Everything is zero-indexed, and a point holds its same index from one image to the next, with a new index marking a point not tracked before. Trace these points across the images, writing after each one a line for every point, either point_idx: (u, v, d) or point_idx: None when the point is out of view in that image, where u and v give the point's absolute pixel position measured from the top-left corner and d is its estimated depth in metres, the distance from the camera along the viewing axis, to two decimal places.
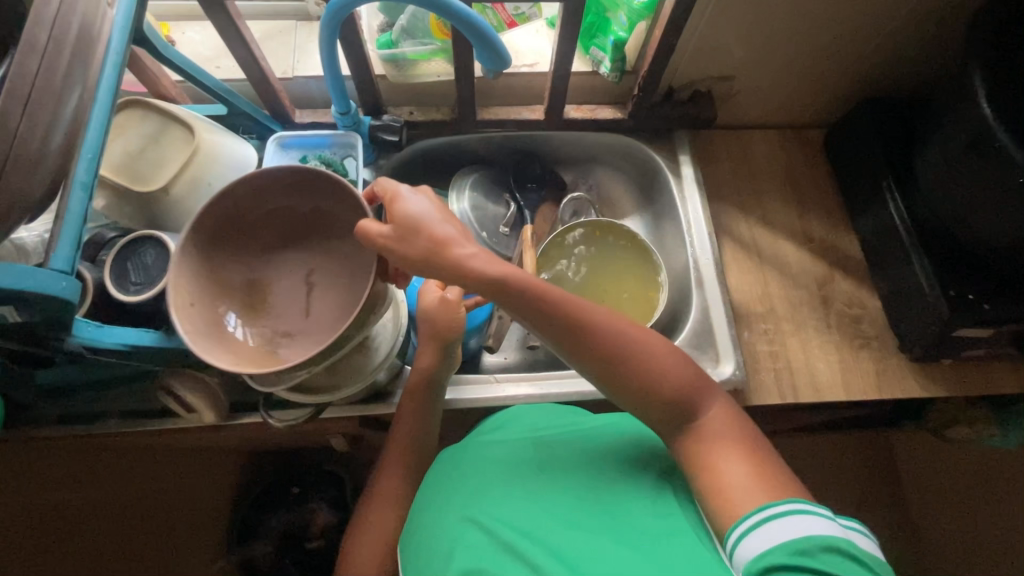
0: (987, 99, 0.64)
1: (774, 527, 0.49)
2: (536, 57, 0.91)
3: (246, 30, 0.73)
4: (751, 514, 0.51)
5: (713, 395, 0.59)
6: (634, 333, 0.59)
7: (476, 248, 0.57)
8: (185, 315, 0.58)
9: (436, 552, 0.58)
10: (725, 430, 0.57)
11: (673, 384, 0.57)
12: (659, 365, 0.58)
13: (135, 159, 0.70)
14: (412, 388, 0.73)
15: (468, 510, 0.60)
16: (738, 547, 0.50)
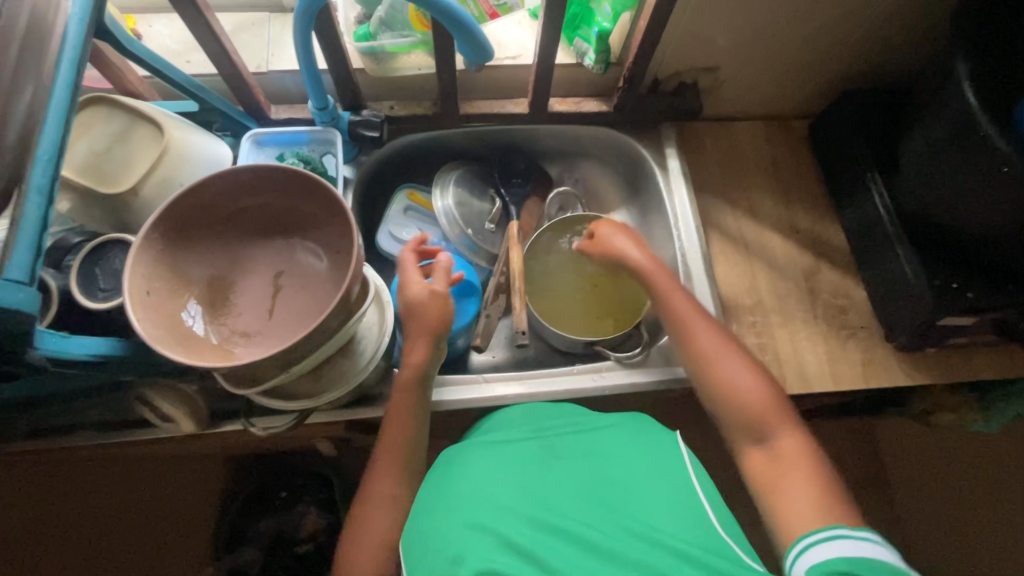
0: (972, 88, 0.64)
1: (837, 546, 0.52)
2: (519, 49, 0.88)
3: (216, 22, 0.70)
4: (818, 531, 0.54)
5: (789, 425, 0.64)
6: (728, 352, 0.70)
7: (640, 254, 0.79)
8: (139, 304, 0.56)
9: (440, 556, 0.55)
10: (799, 458, 0.61)
11: (749, 399, 0.65)
12: (745, 382, 0.67)
13: (101, 160, 0.67)
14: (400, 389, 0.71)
15: (471, 513, 0.58)
16: (800, 561, 0.53)
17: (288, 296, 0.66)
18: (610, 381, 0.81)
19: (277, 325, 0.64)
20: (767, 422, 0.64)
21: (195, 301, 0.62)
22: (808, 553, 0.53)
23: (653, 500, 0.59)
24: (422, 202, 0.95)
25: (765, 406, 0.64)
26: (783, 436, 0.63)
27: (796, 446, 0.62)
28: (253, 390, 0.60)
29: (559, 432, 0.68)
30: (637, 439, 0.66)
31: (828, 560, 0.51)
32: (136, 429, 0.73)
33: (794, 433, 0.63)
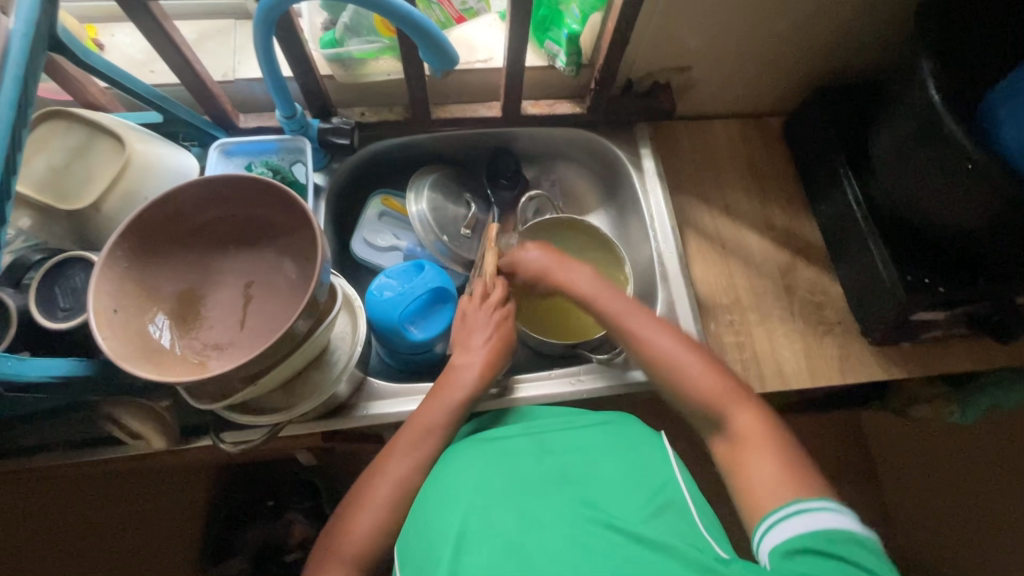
0: (934, 84, 0.64)
1: (799, 520, 0.53)
2: (489, 53, 0.88)
3: (175, 32, 0.69)
4: (780, 508, 0.55)
5: (745, 404, 0.64)
6: (672, 345, 0.70)
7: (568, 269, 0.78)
8: (106, 323, 0.54)
9: (424, 553, 0.55)
10: (759, 434, 0.62)
11: (699, 389, 0.66)
12: (696, 374, 0.67)
13: (60, 175, 0.65)
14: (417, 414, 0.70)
15: (453, 510, 0.58)
16: (766, 540, 0.54)
17: (257, 305, 0.64)
18: (588, 384, 0.81)
19: (247, 336, 0.62)
20: (719, 405, 0.65)
21: (162, 314, 0.60)
22: (772, 532, 0.54)
23: (637, 498, 0.59)
24: (397, 208, 0.94)
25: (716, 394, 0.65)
26: (737, 415, 0.63)
27: (753, 424, 0.63)
28: (221, 403, 0.59)
29: (545, 430, 0.69)
30: (621, 439, 0.66)
31: (791, 537, 0.52)
32: (106, 447, 0.72)
33: (750, 411, 0.64)
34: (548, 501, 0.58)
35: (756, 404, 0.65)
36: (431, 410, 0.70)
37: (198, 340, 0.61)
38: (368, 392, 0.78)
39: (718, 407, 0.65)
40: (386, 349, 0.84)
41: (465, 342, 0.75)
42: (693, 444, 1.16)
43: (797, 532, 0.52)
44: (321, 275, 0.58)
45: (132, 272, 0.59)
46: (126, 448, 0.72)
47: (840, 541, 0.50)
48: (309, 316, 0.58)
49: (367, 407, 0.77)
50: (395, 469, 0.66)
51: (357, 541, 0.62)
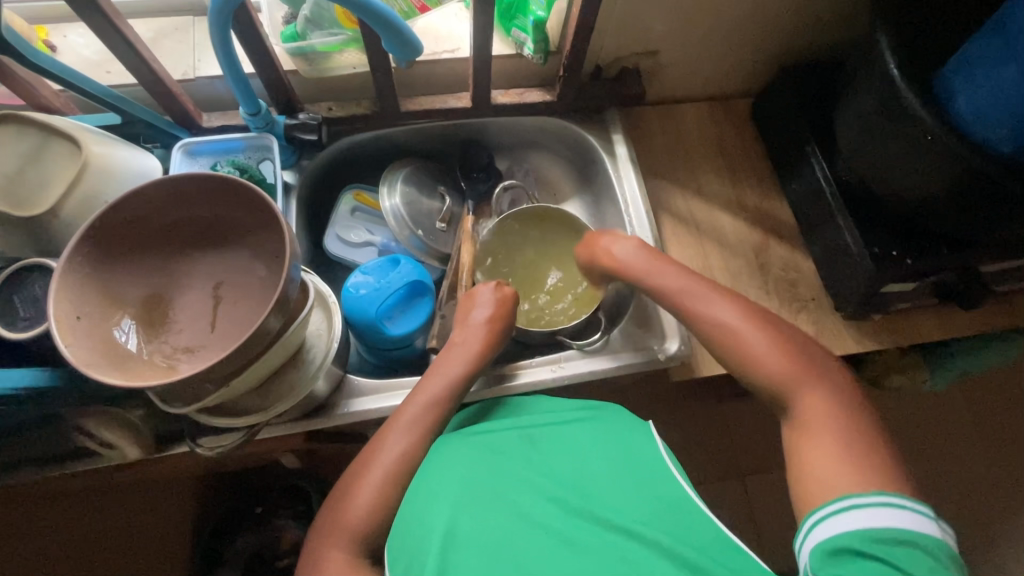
0: (894, 59, 0.65)
1: (857, 515, 0.51)
2: (456, 43, 0.87)
3: (129, 30, 0.66)
4: (834, 501, 0.53)
5: (812, 382, 0.62)
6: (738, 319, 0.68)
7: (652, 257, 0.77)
8: (67, 330, 0.53)
9: (414, 551, 0.55)
10: (822, 418, 0.60)
11: (770, 364, 0.64)
12: (763, 350, 0.65)
13: (12, 181, 0.63)
14: (396, 413, 0.69)
15: (441, 505, 0.57)
16: (812, 535, 0.53)
17: (225, 307, 0.63)
18: (570, 371, 0.81)
19: (215, 339, 0.61)
20: (790, 381, 0.63)
21: (129, 318, 0.59)
22: (820, 527, 0.53)
23: (626, 488, 0.59)
24: (370, 202, 0.93)
25: (788, 371, 0.63)
26: (801, 393, 0.62)
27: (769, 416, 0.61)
28: (195, 407, 0.58)
29: (533, 424, 0.69)
30: (609, 428, 0.66)
31: (843, 535, 0.51)
32: (79, 460, 0.70)
33: (822, 393, 0.61)
34: (537, 497, 0.58)
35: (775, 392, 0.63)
36: (437, 386, 0.71)
37: (166, 344, 0.59)
38: (348, 389, 0.77)
39: (788, 386, 0.63)
40: (366, 347, 0.83)
41: (462, 317, 0.77)
42: (677, 427, 1.18)
43: (849, 531, 0.51)
44: (291, 272, 0.57)
45: (94, 277, 0.57)
46: (100, 460, 0.70)
47: (895, 545, 0.49)
48: (280, 314, 0.57)
49: (347, 405, 0.76)
50: (377, 464, 0.65)
51: (341, 539, 0.62)
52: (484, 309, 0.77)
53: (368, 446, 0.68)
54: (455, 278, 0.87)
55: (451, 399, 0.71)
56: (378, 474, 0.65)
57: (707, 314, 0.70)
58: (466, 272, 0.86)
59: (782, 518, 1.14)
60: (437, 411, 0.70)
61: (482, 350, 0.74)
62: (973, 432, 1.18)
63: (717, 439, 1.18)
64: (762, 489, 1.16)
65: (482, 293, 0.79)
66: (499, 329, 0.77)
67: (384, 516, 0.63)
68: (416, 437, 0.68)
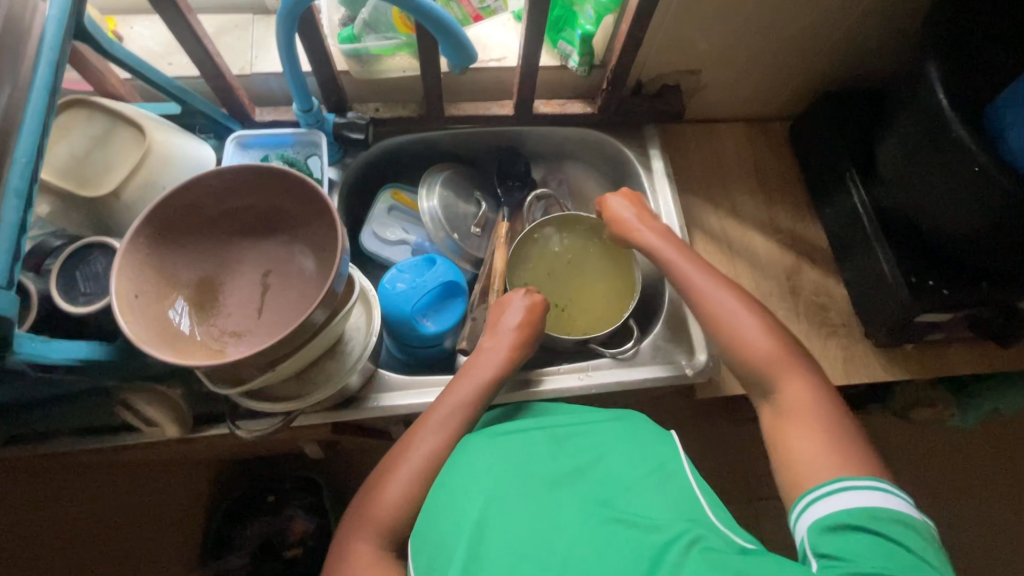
0: (943, 89, 0.66)
1: (838, 498, 0.53)
2: (503, 52, 0.89)
3: (198, 25, 0.70)
4: (828, 484, 0.54)
5: (801, 373, 0.63)
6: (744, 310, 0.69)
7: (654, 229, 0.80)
8: (126, 306, 0.55)
9: (439, 547, 0.56)
10: (807, 401, 0.61)
11: (758, 354, 0.65)
12: (755, 333, 0.67)
13: (80, 164, 0.66)
14: (427, 414, 0.70)
15: (467, 501, 0.58)
16: (806, 514, 0.54)
17: (271, 296, 0.64)
18: (598, 379, 0.82)
19: (259, 326, 0.63)
20: (777, 369, 0.64)
21: (182, 299, 0.61)
22: (814, 507, 0.54)
23: (651, 492, 0.59)
24: (407, 202, 0.95)
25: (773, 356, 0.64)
26: (791, 382, 0.63)
27: (800, 398, 0.62)
28: (237, 389, 0.60)
29: (559, 425, 0.70)
30: (636, 437, 0.67)
31: (840, 512, 0.52)
32: (119, 435, 0.72)
33: (803, 380, 0.63)
34: (562, 500, 0.58)
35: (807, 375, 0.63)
36: (466, 389, 0.72)
37: (216, 326, 0.62)
38: (379, 384, 0.79)
39: (769, 373, 0.64)
40: (397, 343, 0.86)
41: (496, 320, 0.79)
42: (694, 446, 1.17)
43: (844, 509, 0.52)
44: (340, 267, 0.59)
45: (152, 258, 0.59)
46: (138, 435, 0.72)
47: (891, 522, 0.50)
48: (328, 305, 0.59)
49: (378, 399, 0.78)
50: (410, 462, 0.67)
51: (370, 530, 0.63)
52: (513, 317, 0.78)
53: (400, 444, 0.69)
54: (487, 285, 0.89)
55: (479, 407, 0.72)
56: (409, 468, 0.66)
57: (698, 300, 0.71)
58: (498, 278, 0.87)
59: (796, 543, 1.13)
60: (467, 412, 0.71)
61: (511, 355, 0.75)
62: (999, 472, 1.16)
63: (734, 459, 1.18)
64: (776, 514, 1.15)
65: (517, 298, 0.80)
66: (527, 340, 0.77)
67: (412, 510, 0.65)
68: (447, 438, 0.69)
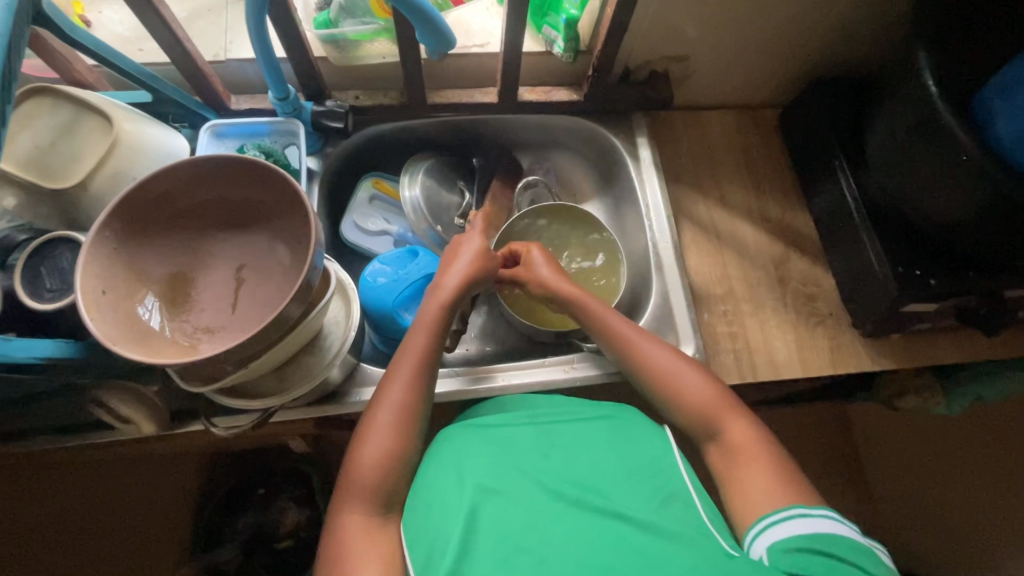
0: (933, 77, 0.65)
1: (801, 522, 0.55)
2: (487, 38, 0.87)
3: (165, 9, 0.67)
4: (788, 509, 0.56)
5: (734, 417, 0.65)
6: (670, 352, 0.70)
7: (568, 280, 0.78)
8: (92, 303, 0.53)
9: (431, 540, 0.54)
10: (753, 445, 0.63)
11: (698, 399, 0.67)
12: (692, 381, 0.68)
13: (45, 154, 0.64)
14: (393, 369, 0.67)
15: (459, 495, 0.57)
16: (762, 539, 0.56)
17: (244, 290, 0.63)
18: (582, 372, 0.81)
19: (231, 324, 0.61)
20: (717, 418, 0.65)
21: (152, 295, 0.59)
22: (772, 529, 0.56)
23: (644, 487, 0.59)
24: (388, 191, 0.93)
25: (711, 403, 0.66)
26: (733, 426, 0.65)
27: (745, 435, 0.64)
28: (211, 385, 0.59)
29: (553, 416, 0.69)
30: (625, 429, 0.67)
31: (796, 534, 0.54)
32: (93, 433, 0.71)
33: (740, 419, 0.65)
34: (550, 493, 0.58)
35: (743, 411, 0.66)
36: (430, 307, 0.70)
37: (188, 321, 0.60)
38: (361, 377, 0.78)
39: (712, 416, 0.66)
40: (380, 337, 0.84)
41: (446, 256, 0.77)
42: (683, 436, 1.17)
43: (800, 531, 0.54)
44: (315, 259, 0.57)
45: (120, 252, 0.58)
46: (114, 433, 0.71)
47: (845, 546, 0.52)
48: (302, 298, 0.57)
49: (359, 394, 0.76)
50: (381, 420, 0.63)
51: (353, 511, 0.59)
52: (466, 245, 0.76)
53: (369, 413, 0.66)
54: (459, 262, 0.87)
55: (444, 323, 0.70)
56: (386, 439, 0.62)
57: (643, 359, 0.71)
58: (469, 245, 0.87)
59: None
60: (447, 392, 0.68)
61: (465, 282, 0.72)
62: None
63: None
64: None
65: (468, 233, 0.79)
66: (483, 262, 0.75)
67: None
68: (417, 396, 0.65)
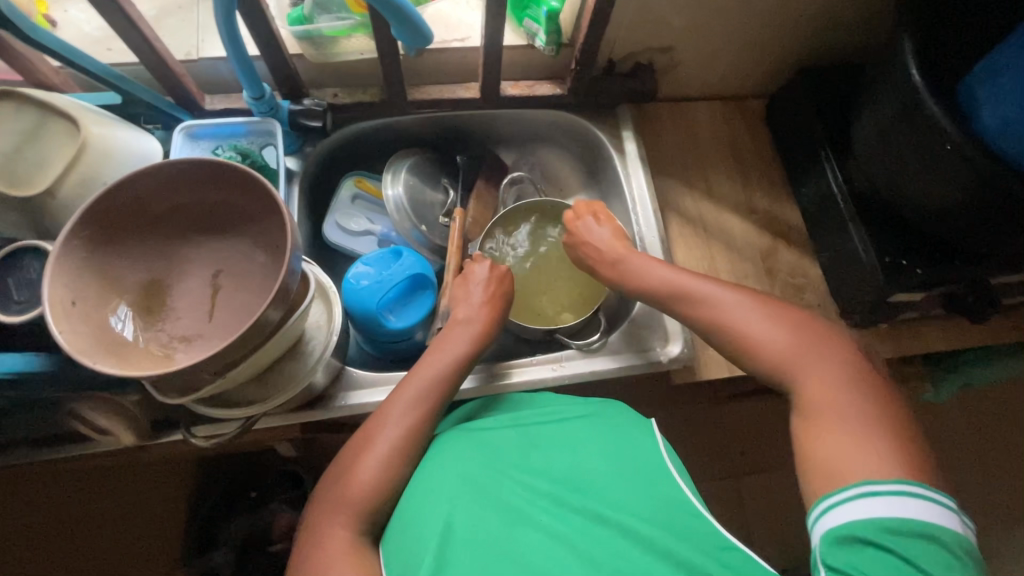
0: (916, 64, 0.64)
1: (873, 505, 0.49)
2: (466, 31, 0.85)
3: (131, 8, 0.65)
4: (847, 488, 0.51)
5: (815, 362, 0.59)
6: (743, 302, 0.65)
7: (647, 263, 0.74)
8: (62, 315, 0.52)
9: (405, 554, 0.55)
10: (828, 397, 0.57)
11: (770, 348, 0.62)
12: (766, 330, 0.62)
13: (9, 160, 0.62)
14: (397, 395, 0.65)
15: (434, 507, 0.57)
16: (819, 521, 0.52)
17: (222, 297, 0.61)
18: (570, 370, 0.80)
19: (208, 332, 0.59)
20: (789, 366, 0.60)
21: (125, 305, 0.58)
22: (832, 512, 0.51)
23: (626, 488, 0.59)
24: (371, 189, 0.91)
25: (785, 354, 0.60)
26: (806, 377, 0.59)
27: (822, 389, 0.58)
28: (189, 397, 0.57)
29: (531, 420, 0.68)
30: (613, 428, 0.65)
31: (856, 522, 0.49)
32: (72, 445, 0.70)
33: (822, 365, 0.59)
34: (534, 503, 0.57)
35: (831, 356, 0.59)
36: (457, 346, 0.70)
37: (164, 330, 0.58)
38: (346, 381, 0.77)
39: (794, 367, 0.60)
40: (366, 340, 0.83)
41: (466, 289, 0.76)
42: (674, 429, 1.17)
43: (862, 517, 0.49)
44: (292, 263, 0.56)
45: (91, 262, 0.56)
46: (94, 445, 0.69)
47: (918, 539, 0.47)
48: (281, 304, 0.56)
49: (345, 398, 0.75)
50: (376, 436, 0.62)
51: (340, 518, 0.58)
52: (486, 286, 0.76)
53: (363, 429, 0.64)
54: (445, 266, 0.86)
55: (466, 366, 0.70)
56: (385, 451, 0.61)
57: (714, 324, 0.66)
58: (454, 247, 0.85)
59: (776, 520, 1.15)
60: (438, 395, 0.66)
61: (484, 330, 0.72)
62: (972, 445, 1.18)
63: (715, 440, 1.18)
64: (755, 491, 1.17)
65: (484, 268, 0.77)
66: (501, 307, 0.75)
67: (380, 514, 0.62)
68: (403, 403, 0.64)
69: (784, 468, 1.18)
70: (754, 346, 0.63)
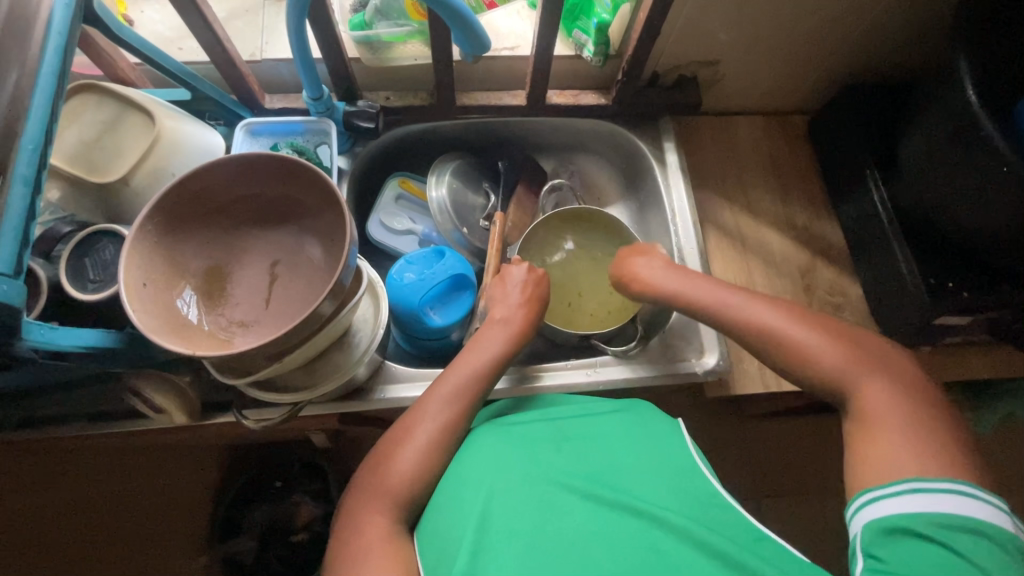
0: (972, 84, 0.63)
1: (919, 499, 0.49)
2: (516, 41, 0.88)
3: (207, 9, 0.68)
4: (895, 482, 0.51)
5: (867, 381, 0.59)
6: (787, 318, 0.65)
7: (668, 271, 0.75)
8: (135, 294, 0.55)
9: (443, 542, 0.56)
10: (879, 413, 0.56)
11: (818, 363, 0.61)
12: (813, 347, 0.62)
13: (89, 150, 0.66)
14: (435, 388, 0.67)
15: (470, 498, 0.58)
16: (862, 515, 0.52)
17: (277, 288, 0.64)
18: (605, 376, 0.81)
19: (262, 321, 0.62)
20: (837, 384, 0.60)
21: (190, 289, 0.61)
22: (874, 505, 0.51)
23: (659, 484, 0.59)
24: (414, 191, 0.94)
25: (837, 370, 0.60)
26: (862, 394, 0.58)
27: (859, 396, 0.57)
28: (245, 380, 0.60)
29: (563, 415, 0.69)
30: (641, 423, 0.66)
31: (906, 514, 0.49)
32: (125, 421, 0.73)
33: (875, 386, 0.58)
34: (566, 491, 0.58)
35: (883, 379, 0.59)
36: (495, 344, 0.71)
37: (225, 314, 0.61)
38: (385, 375, 0.79)
39: (840, 386, 0.60)
40: (404, 335, 0.85)
41: (503, 288, 0.78)
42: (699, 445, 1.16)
43: (905, 511, 0.49)
44: (349, 259, 0.58)
45: (161, 246, 0.59)
46: (146, 422, 0.72)
47: (967, 537, 0.47)
48: (337, 296, 0.58)
49: (384, 391, 0.77)
50: (418, 431, 0.64)
51: (380, 507, 0.60)
52: (520, 285, 0.78)
53: (404, 421, 0.66)
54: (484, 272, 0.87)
55: (504, 365, 0.71)
56: (423, 444, 0.63)
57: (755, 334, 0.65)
58: (494, 247, 0.87)
59: (797, 542, 1.14)
60: (478, 395, 0.68)
61: (522, 330, 0.74)
62: (1008, 479, 1.14)
63: (743, 459, 1.17)
64: (778, 511, 1.16)
65: (518, 269, 0.79)
66: (536, 309, 0.76)
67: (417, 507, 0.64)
68: (442, 402, 0.66)
69: (807, 490, 1.17)
70: (798, 364, 0.62)
